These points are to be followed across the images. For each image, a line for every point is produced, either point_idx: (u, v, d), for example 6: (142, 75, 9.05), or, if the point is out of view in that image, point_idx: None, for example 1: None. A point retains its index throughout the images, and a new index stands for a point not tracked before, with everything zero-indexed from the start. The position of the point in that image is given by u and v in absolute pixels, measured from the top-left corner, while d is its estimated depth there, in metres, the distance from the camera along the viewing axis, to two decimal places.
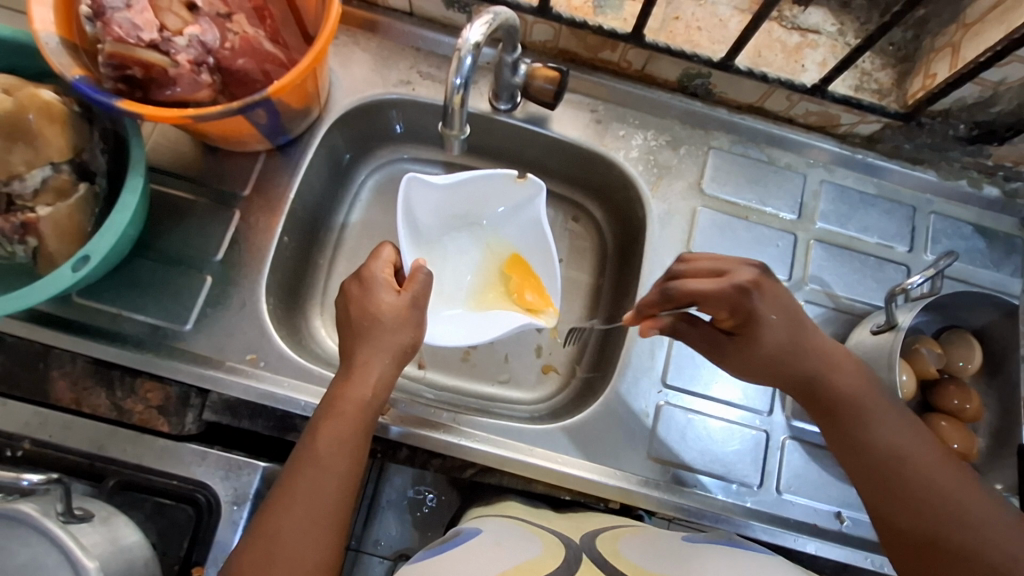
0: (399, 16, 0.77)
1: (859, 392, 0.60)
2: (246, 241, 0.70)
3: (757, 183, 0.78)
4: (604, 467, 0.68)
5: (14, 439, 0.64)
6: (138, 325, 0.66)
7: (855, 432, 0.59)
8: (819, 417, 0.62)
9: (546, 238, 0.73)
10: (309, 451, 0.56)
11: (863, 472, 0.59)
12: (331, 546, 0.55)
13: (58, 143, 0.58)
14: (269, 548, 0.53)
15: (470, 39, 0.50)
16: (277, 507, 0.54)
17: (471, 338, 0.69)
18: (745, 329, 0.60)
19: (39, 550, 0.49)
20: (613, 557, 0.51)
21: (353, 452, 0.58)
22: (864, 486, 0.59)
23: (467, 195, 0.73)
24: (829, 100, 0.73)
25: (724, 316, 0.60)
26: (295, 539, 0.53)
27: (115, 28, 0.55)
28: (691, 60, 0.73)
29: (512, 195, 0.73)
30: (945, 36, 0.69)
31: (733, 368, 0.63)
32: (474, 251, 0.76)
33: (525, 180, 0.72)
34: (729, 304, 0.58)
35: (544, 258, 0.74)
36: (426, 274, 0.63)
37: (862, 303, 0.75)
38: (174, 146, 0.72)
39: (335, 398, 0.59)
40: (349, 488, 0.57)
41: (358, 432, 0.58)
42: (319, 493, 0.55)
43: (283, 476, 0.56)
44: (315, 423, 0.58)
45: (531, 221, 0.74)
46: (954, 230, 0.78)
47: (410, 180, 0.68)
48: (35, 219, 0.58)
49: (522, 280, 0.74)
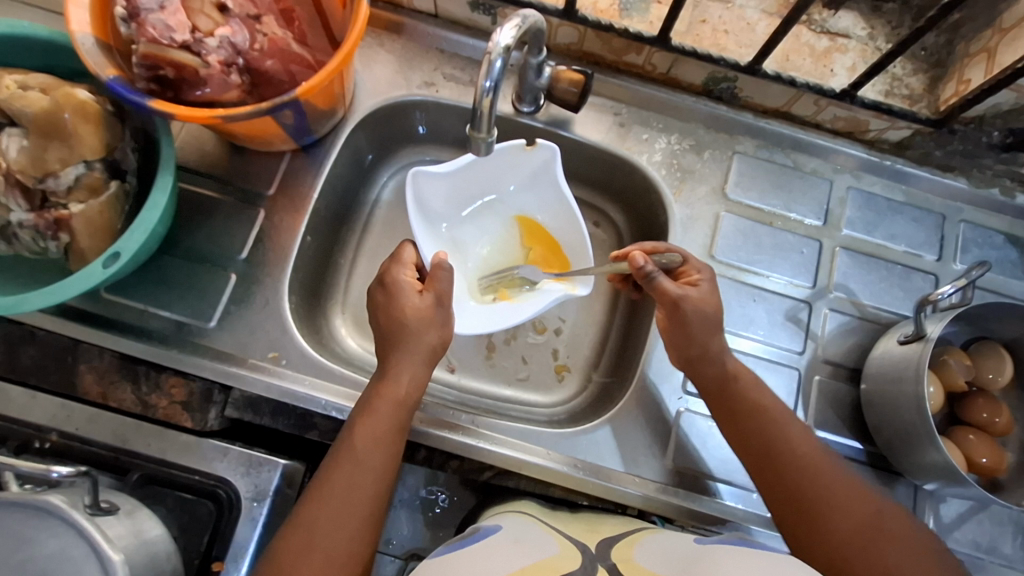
0: (423, 18, 0.77)
1: (768, 404, 0.62)
2: (271, 241, 0.71)
3: (782, 188, 0.77)
4: (622, 474, 0.68)
5: (43, 431, 0.65)
6: (164, 321, 0.67)
7: (770, 440, 0.60)
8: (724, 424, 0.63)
9: (568, 202, 0.73)
10: (347, 445, 0.58)
11: (771, 478, 0.59)
12: (366, 537, 0.56)
13: (92, 142, 0.58)
14: (309, 537, 0.54)
15: (500, 42, 0.49)
16: (315, 498, 0.56)
17: (500, 317, 0.69)
18: (707, 284, 0.64)
19: (67, 542, 0.50)
20: (625, 564, 0.50)
21: (390, 447, 0.59)
22: (773, 496, 0.59)
23: (475, 177, 0.73)
24: (859, 105, 0.72)
25: (690, 272, 0.65)
26: (330, 530, 0.54)
27: (149, 29, 0.56)
28: (718, 63, 0.72)
29: (525, 164, 0.73)
30: (980, 41, 0.68)
31: (664, 328, 0.64)
32: (500, 230, 0.77)
33: (537, 145, 0.70)
34: (698, 267, 0.65)
35: (569, 224, 0.74)
36: (447, 271, 0.63)
37: (889, 312, 0.74)
38: (201, 146, 0.73)
39: (371, 398, 0.60)
40: (384, 484, 0.58)
41: (394, 429, 0.60)
42: (353, 486, 0.56)
43: (321, 470, 0.58)
44: (353, 421, 0.60)
45: (550, 182, 0.73)
46: (985, 239, 0.76)
47: (414, 174, 0.67)
48: (68, 215, 0.59)
49: (545, 254, 0.76)
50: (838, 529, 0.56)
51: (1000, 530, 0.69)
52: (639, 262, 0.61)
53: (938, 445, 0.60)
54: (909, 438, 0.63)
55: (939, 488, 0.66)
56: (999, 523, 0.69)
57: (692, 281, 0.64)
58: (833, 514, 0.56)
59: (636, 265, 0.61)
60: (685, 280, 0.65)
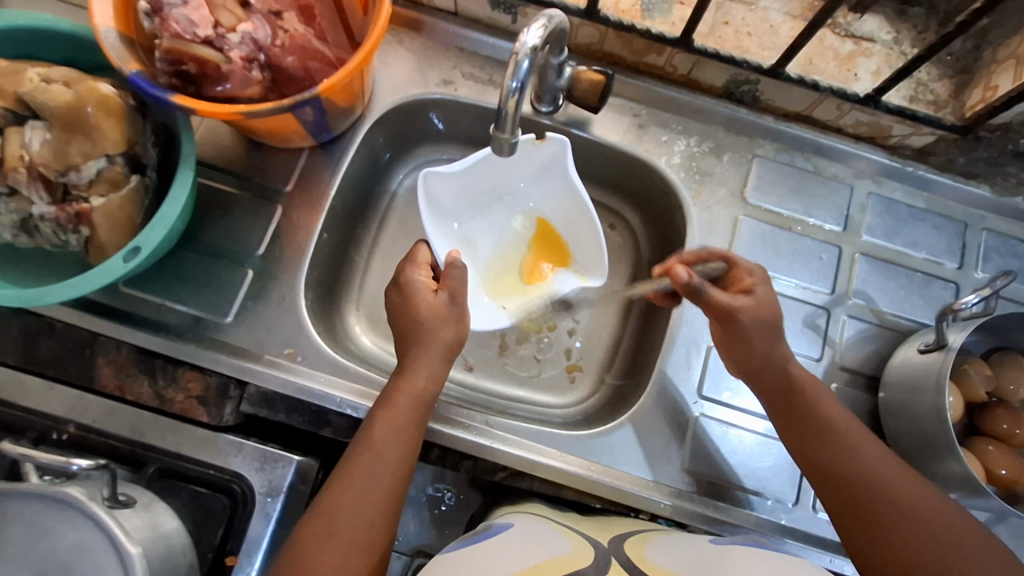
0: (443, 15, 0.77)
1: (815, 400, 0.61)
2: (287, 237, 0.71)
3: (801, 193, 0.76)
4: (636, 477, 0.68)
5: (60, 423, 0.65)
6: (181, 315, 0.67)
7: (837, 459, 0.58)
8: (797, 451, 0.61)
9: (579, 193, 0.71)
10: (366, 436, 0.58)
11: (819, 470, 0.59)
12: (384, 525, 0.56)
13: (114, 136, 0.58)
14: (328, 523, 0.54)
15: (527, 43, 0.49)
16: (338, 484, 0.56)
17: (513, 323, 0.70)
18: (763, 290, 0.62)
19: (86, 534, 0.51)
20: (641, 561, 0.50)
21: (408, 438, 0.59)
22: (850, 527, 0.57)
23: (483, 173, 0.71)
24: (882, 110, 0.71)
25: (742, 276, 0.63)
26: (351, 516, 0.54)
27: (172, 24, 0.56)
28: (741, 66, 0.72)
29: (535, 156, 0.70)
30: (1009, 47, 0.67)
31: (721, 339, 0.64)
32: (510, 223, 0.76)
33: (545, 138, 0.68)
34: (748, 269, 0.63)
35: (583, 220, 0.73)
36: (461, 269, 0.63)
37: (908, 321, 0.73)
38: (218, 141, 0.73)
39: (391, 391, 0.61)
40: (403, 476, 0.58)
41: (413, 422, 0.60)
42: (375, 476, 0.56)
43: (341, 461, 0.58)
44: (372, 413, 0.60)
45: (560, 174, 0.71)
46: (1007, 248, 0.76)
47: (424, 175, 0.67)
48: (89, 209, 0.59)
49: (546, 246, 0.76)
50: (877, 518, 0.56)
51: (1017, 543, 0.68)
52: (682, 276, 0.60)
53: (959, 456, 0.59)
54: (928, 449, 0.63)
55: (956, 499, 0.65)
56: (1017, 536, 0.68)
57: (748, 286, 0.62)
58: (914, 551, 0.54)
59: (677, 279, 0.60)
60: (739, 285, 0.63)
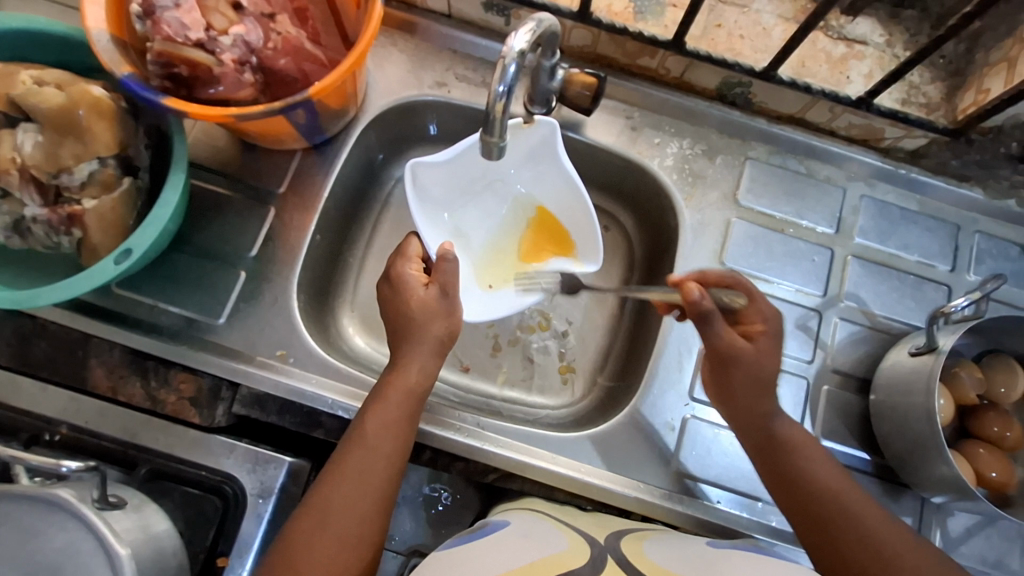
0: (437, 17, 0.77)
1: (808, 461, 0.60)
2: (280, 239, 0.71)
3: (794, 195, 0.76)
4: (627, 479, 0.68)
5: (52, 424, 0.65)
6: (174, 316, 0.68)
7: (834, 522, 0.57)
8: (794, 517, 0.60)
9: (572, 178, 0.71)
10: (358, 432, 0.58)
11: (818, 534, 0.58)
12: (377, 522, 0.56)
13: (106, 138, 0.59)
14: (321, 519, 0.54)
15: (515, 47, 0.49)
16: (332, 477, 0.56)
17: (506, 309, 0.72)
18: (766, 341, 0.60)
19: (75, 536, 0.51)
20: (636, 557, 0.51)
21: (402, 432, 0.59)
22: None
23: (472, 162, 0.71)
24: (875, 113, 0.72)
25: (754, 318, 0.61)
26: (343, 511, 0.55)
27: (164, 27, 0.57)
28: (733, 68, 0.72)
29: (523, 142, 0.70)
30: (1000, 51, 0.67)
31: (712, 382, 0.63)
32: (504, 211, 0.76)
33: (534, 122, 0.68)
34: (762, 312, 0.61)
35: (579, 211, 0.73)
36: (451, 262, 0.61)
37: (900, 323, 0.73)
38: (212, 142, 0.73)
39: (383, 387, 0.61)
40: (396, 470, 0.58)
41: (406, 417, 0.60)
42: (366, 472, 0.56)
43: (333, 457, 0.58)
44: (364, 409, 0.60)
45: (551, 159, 0.71)
46: (1000, 250, 0.76)
47: (412, 165, 0.67)
48: (81, 211, 0.59)
49: (544, 234, 0.75)
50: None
51: (1008, 546, 0.68)
52: (696, 295, 0.55)
53: (948, 459, 0.59)
54: (918, 452, 0.63)
55: (946, 501, 0.65)
56: (1007, 538, 0.69)
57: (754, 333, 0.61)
58: None
59: (689, 296, 0.55)
60: (745, 326, 0.62)
